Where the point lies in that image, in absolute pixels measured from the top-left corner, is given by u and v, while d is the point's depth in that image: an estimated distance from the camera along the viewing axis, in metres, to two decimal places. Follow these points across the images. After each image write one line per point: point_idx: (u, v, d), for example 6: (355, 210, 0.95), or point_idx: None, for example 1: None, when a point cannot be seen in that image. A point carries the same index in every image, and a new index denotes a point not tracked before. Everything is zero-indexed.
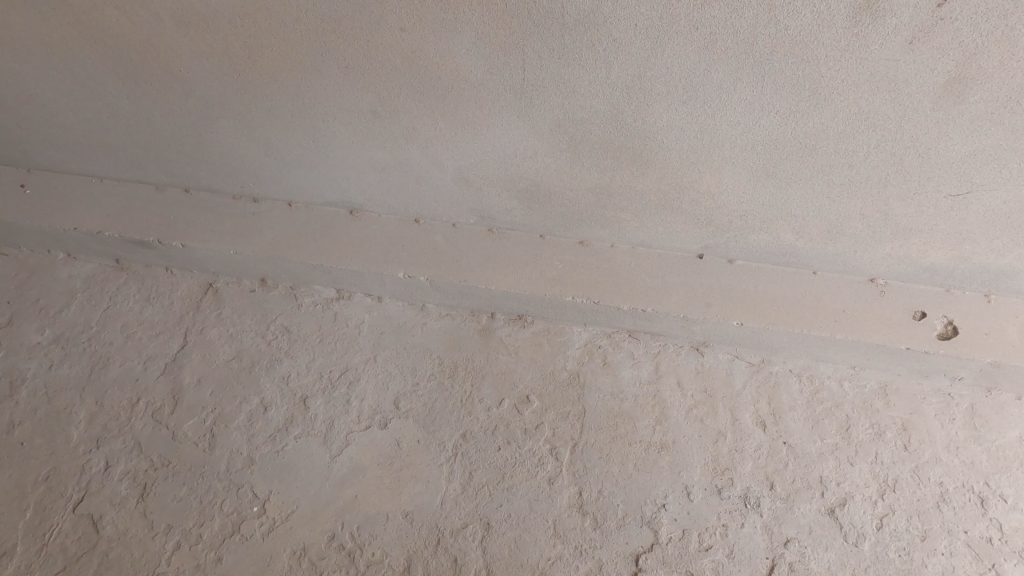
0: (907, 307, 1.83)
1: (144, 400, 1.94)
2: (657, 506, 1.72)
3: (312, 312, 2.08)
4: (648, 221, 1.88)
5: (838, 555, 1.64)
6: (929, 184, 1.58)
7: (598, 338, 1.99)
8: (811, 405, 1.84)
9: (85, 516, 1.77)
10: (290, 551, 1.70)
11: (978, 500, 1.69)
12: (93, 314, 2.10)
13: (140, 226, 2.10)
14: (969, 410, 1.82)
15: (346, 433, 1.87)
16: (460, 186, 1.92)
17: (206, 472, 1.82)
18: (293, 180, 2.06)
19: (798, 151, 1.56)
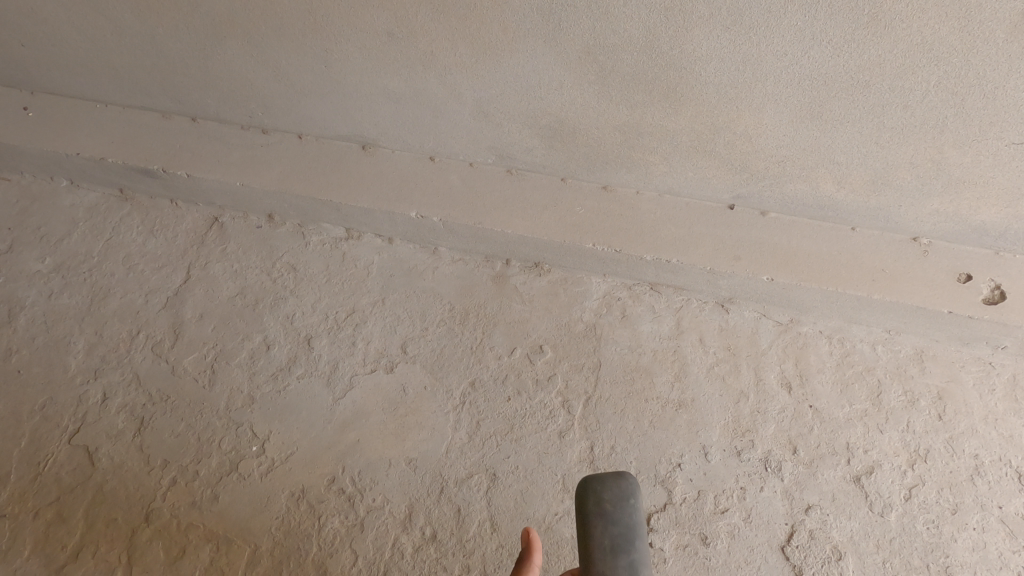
0: (952, 269, 1.71)
1: (144, 333, 1.88)
2: (672, 465, 1.64)
3: (320, 251, 1.99)
4: (678, 165, 1.77)
5: (862, 525, 1.55)
6: (991, 131, 1.45)
7: (618, 290, 1.89)
8: (841, 368, 1.74)
9: (80, 448, 1.71)
10: (289, 492, 1.64)
11: (1016, 475, 1.59)
12: (95, 244, 2.03)
13: (144, 154, 2.02)
14: (1011, 381, 1.71)
15: (351, 375, 1.80)
16: (479, 122, 1.81)
17: (205, 409, 1.75)
18: (303, 111, 1.96)
19: (849, 88, 1.44)
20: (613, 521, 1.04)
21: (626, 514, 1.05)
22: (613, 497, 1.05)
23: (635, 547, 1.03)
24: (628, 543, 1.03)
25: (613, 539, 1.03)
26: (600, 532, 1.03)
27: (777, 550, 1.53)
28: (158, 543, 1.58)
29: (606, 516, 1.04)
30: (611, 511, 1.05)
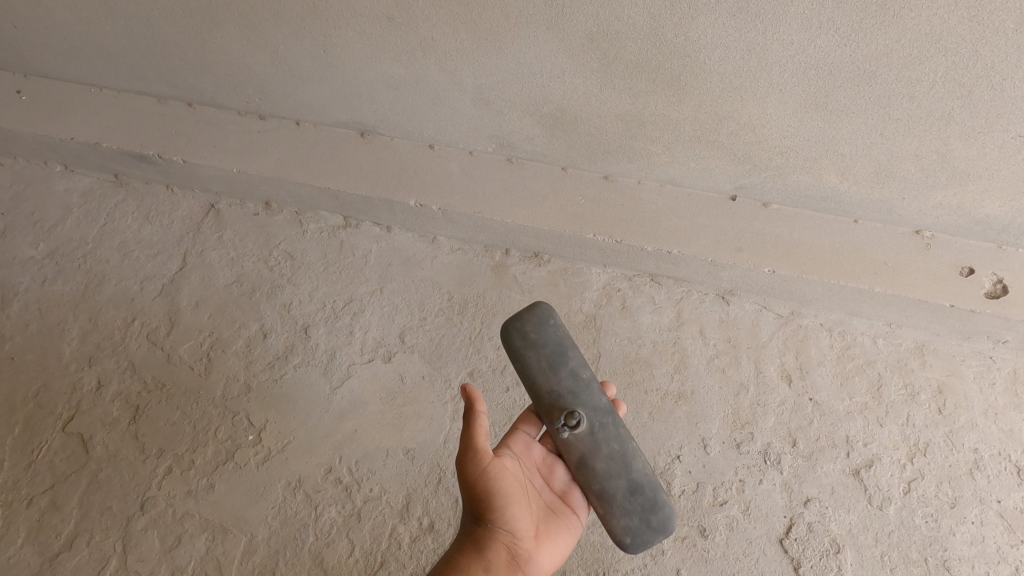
0: (954, 263, 1.70)
1: (139, 320, 1.86)
2: (671, 457, 1.63)
3: (317, 239, 1.98)
4: (680, 155, 1.75)
5: (860, 518, 1.55)
6: (998, 123, 1.44)
7: (618, 281, 1.87)
8: (841, 360, 1.74)
9: (75, 436, 1.69)
10: (286, 482, 1.63)
11: (1015, 469, 1.59)
12: (90, 230, 2.01)
13: (139, 139, 1.99)
14: (1011, 375, 1.70)
15: (349, 364, 1.78)
16: (479, 110, 1.79)
17: (201, 397, 1.74)
18: (301, 97, 1.94)
19: (855, 79, 1.42)
20: (542, 345, 1.22)
21: (551, 332, 1.23)
22: (536, 326, 1.23)
23: (569, 356, 1.22)
24: (562, 353, 1.22)
25: (549, 360, 1.21)
26: (534, 358, 1.21)
27: (775, 543, 1.52)
28: (153, 531, 1.57)
29: (536, 344, 1.22)
30: (538, 336, 1.22)
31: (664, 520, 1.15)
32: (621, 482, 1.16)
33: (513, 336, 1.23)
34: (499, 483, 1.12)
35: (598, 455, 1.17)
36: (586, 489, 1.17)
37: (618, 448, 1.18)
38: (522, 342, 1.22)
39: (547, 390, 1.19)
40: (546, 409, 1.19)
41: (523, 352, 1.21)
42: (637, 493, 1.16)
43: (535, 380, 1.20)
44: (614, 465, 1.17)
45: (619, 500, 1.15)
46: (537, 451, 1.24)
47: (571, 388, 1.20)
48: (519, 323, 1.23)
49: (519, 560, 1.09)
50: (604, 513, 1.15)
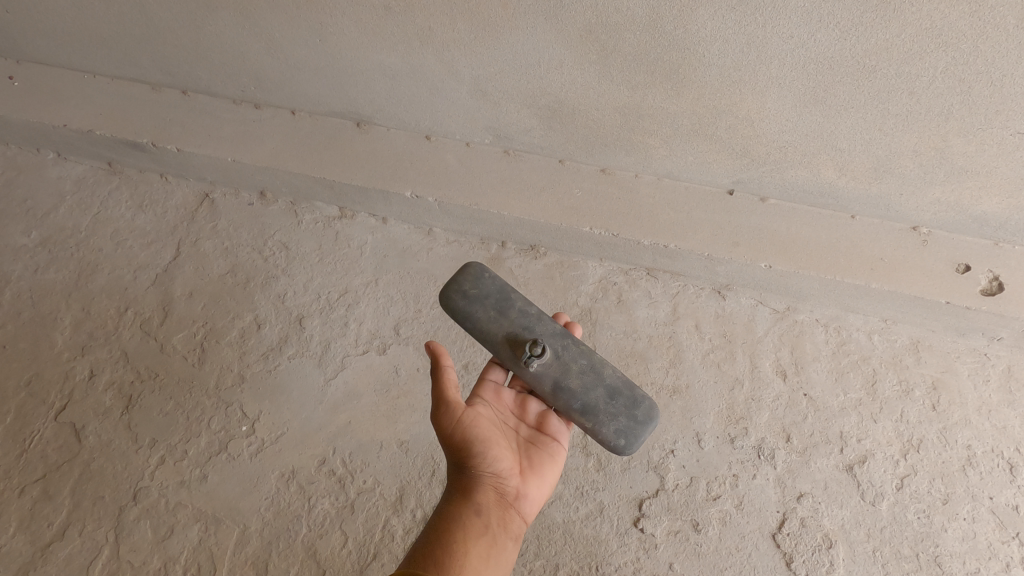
0: (950, 259, 1.70)
1: (132, 310, 1.84)
2: (665, 451, 1.63)
3: (312, 230, 1.97)
4: (678, 149, 1.74)
5: (853, 513, 1.55)
6: (997, 120, 1.43)
7: (614, 275, 1.87)
8: (836, 356, 1.74)
9: (67, 425, 1.69)
10: (279, 473, 1.62)
11: (1007, 466, 1.59)
12: (83, 218, 2.00)
13: (133, 127, 1.97)
14: (1005, 372, 1.70)
15: (343, 355, 1.78)
16: (476, 100, 1.78)
17: (195, 388, 1.73)
18: (297, 86, 1.92)
19: (855, 74, 1.41)
20: (485, 297, 1.26)
21: (489, 280, 1.28)
22: (473, 282, 1.27)
23: (513, 297, 1.27)
24: (506, 296, 1.26)
25: (496, 306, 1.25)
26: (482, 310, 1.25)
27: (768, 537, 1.53)
28: (146, 522, 1.57)
29: (479, 297, 1.26)
30: (477, 288, 1.27)
31: (648, 411, 1.20)
32: (599, 392, 1.21)
33: (452, 295, 1.27)
34: (476, 427, 1.12)
35: (570, 375, 1.21)
36: (568, 409, 1.21)
37: (586, 362, 1.23)
38: (465, 300, 1.26)
39: (502, 331, 1.23)
40: (508, 349, 1.23)
41: (469, 307, 1.25)
42: (616, 395, 1.21)
43: (489, 327, 1.24)
44: (587, 378, 1.22)
45: (601, 408, 1.20)
46: (507, 395, 1.26)
47: (526, 324, 1.24)
48: (456, 285, 1.28)
49: (509, 497, 1.09)
50: (591, 425, 1.19)
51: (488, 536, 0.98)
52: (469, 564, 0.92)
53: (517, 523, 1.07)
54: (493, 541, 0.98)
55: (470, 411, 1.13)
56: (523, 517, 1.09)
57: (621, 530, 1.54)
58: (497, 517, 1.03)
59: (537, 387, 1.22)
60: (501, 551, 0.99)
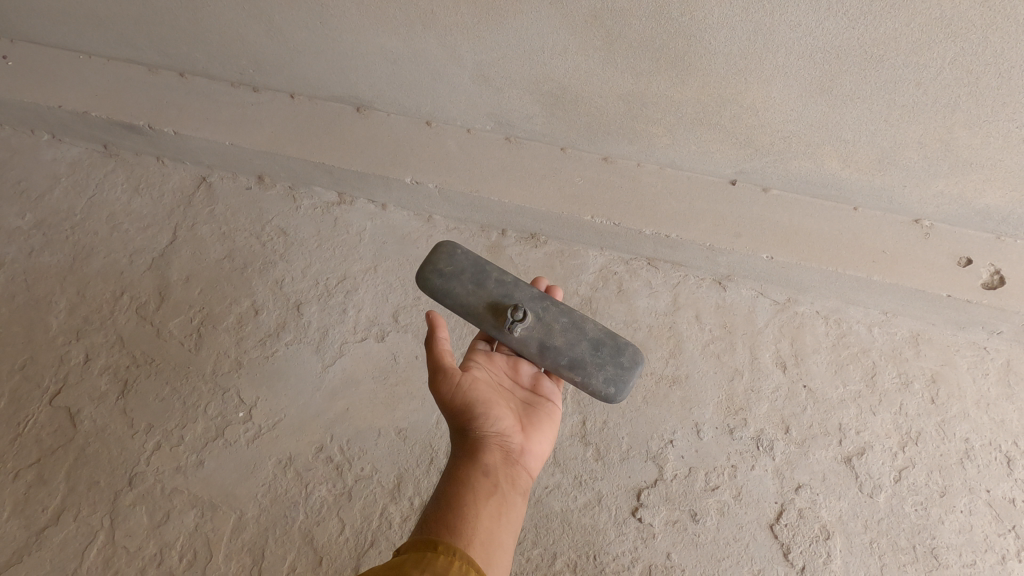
0: (952, 252, 1.70)
1: (128, 294, 1.83)
2: (664, 441, 1.63)
3: (311, 216, 1.95)
4: (681, 138, 1.73)
5: (851, 505, 1.55)
6: (1004, 112, 1.42)
7: (614, 264, 1.86)
8: (836, 348, 1.74)
9: (62, 410, 1.67)
10: (276, 459, 1.61)
11: (1005, 459, 1.59)
12: (78, 201, 1.97)
13: (129, 109, 1.95)
14: (1004, 366, 1.71)
15: (341, 342, 1.77)
16: (478, 86, 1.76)
17: (191, 373, 1.72)
18: (296, 69, 1.89)
19: (862, 63, 1.40)
20: (461, 272, 1.26)
21: (461, 256, 1.28)
22: (447, 260, 1.27)
23: (487, 269, 1.26)
24: (481, 269, 1.26)
25: (473, 281, 1.25)
26: (460, 286, 1.24)
27: (766, 528, 1.53)
28: (141, 507, 1.56)
29: (455, 274, 1.25)
30: (451, 266, 1.26)
31: (633, 357, 1.22)
32: (584, 345, 1.21)
33: (428, 275, 1.26)
34: (474, 390, 1.11)
35: (554, 333, 1.22)
36: (556, 367, 1.21)
37: (567, 320, 1.24)
38: (442, 278, 1.25)
39: (482, 302, 1.23)
40: (490, 319, 1.22)
41: (446, 281, 1.25)
42: (601, 346, 1.22)
43: (469, 301, 1.24)
44: (570, 335, 1.22)
45: (589, 360, 1.21)
46: (499, 359, 1.26)
47: (505, 293, 1.24)
48: (430, 265, 1.27)
49: (514, 453, 1.07)
50: (581, 379, 1.20)
51: (497, 490, 0.97)
52: (482, 516, 0.91)
53: (524, 477, 1.06)
54: (503, 495, 0.97)
55: (467, 376, 1.12)
56: (529, 472, 1.08)
57: (620, 520, 1.54)
58: (505, 473, 1.01)
59: (524, 351, 1.22)
60: (512, 503, 0.97)
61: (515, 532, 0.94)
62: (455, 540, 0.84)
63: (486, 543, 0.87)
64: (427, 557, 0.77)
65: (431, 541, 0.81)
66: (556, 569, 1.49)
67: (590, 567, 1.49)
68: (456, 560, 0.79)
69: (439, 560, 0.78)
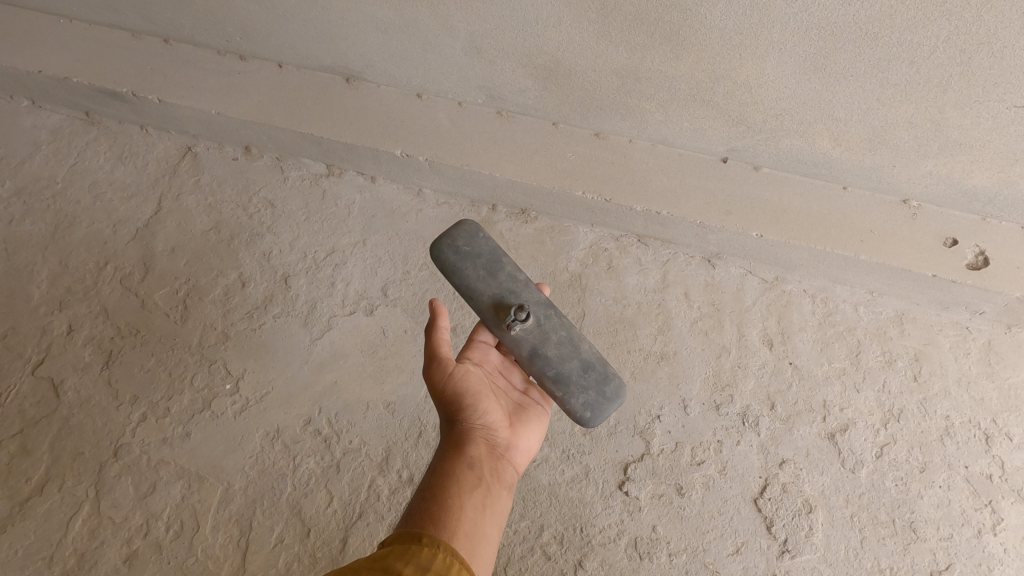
0: (938, 233, 1.71)
1: (112, 265, 1.80)
2: (652, 417, 1.64)
3: (299, 188, 1.92)
4: (674, 114, 1.72)
5: (833, 480, 1.58)
6: (995, 92, 1.44)
7: (604, 241, 1.86)
8: (822, 327, 1.75)
9: (45, 380, 1.65)
10: (263, 432, 1.61)
11: (983, 436, 1.63)
12: (59, 169, 1.93)
13: (112, 76, 1.90)
14: (985, 345, 1.73)
15: (329, 316, 1.75)
16: (470, 58, 1.74)
17: (177, 345, 1.70)
18: (285, 37, 1.86)
19: (857, 41, 1.40)
20: (475, 257, 1.25)
21: (483, 242, 1.27)
22: (467, 240, 1.26)
23: (503, 262, 1.26)
24: (496, 259, 1.26)
25: (486, 267, 1.25)
26: (471, 269, 1.24)
27: (750, 502, 1.55)
28: (127, 478, 1.55)
29: (471, 255, 1.25)
30: (467, 248, 1.26)
31: (617, 390, 1.21)
32: (574, 363, 1.21)
33: (445, 252, 1.26)
34: (466, 382, 1.11)
35: (548, 343, 1.21)
36: (541, 376, 1.20)
37: (565, 334, 1.23)
38: (457, 257, 1.25)
39: (488, 292, 1.23)
40: (492, 311, 1.22)
41: (460, 260, 1.25)
42: (589, 369, 1.21)
43: (477, 285, 1.24)
44: (564, 349, 1.22)
45: (574, 380, 1.20)
46: (494, 356, 1.26)
47: (512, 288, 1.24)
48: (450, 241, 1.27)
49: (500, 449, 1.07)
50: (562, 395, 1.19)
51: (482, 484, 0.97)
52: (467, 509, 0.91)
53: (509, 472, 1.06)
54: (487, 487, 0.98)
55: (460, 370, 1.12)
56: (514, 468, 1.08)
57: (607, 493, 1.56)
58: (490, 467, 1.02)
59: (514, 351, 1.21)
60: (497, 496, 0.98)
61: (498, 527, 0.94)
62: (439, 532, 0.84)
63: (469, 536, 0.87)
64: (412, 549, 0.77)
65: (416, 532, 0.81)
66: (543, 541, 1.51)
67: (577, 539, 1.51)
68: (440, 552, 0.79)
69: (424, 552, 0.77)
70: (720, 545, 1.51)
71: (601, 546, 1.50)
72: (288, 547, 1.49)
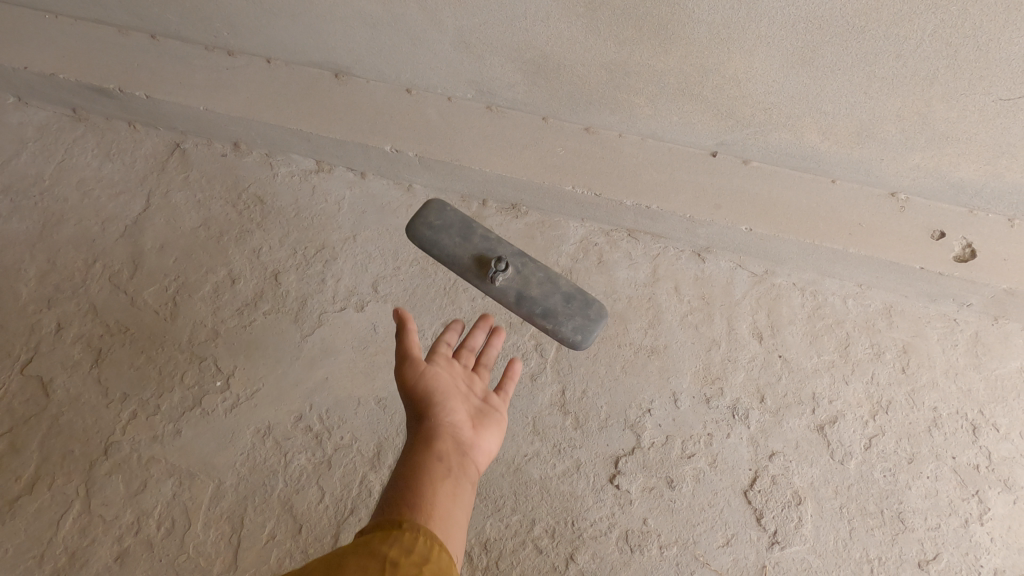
0: (926, 226, 1.72)
1: (100, 263, 1.79)
2: (642, 410, 1.65)
3: (289, 183, 1.92)
4: (663, 109, 1.73)
5: (822, 472, 1.59)
6: (981, 86, 1.45)
7: (595, 235, 1.86)
8: (811, 320, 1.76)
9: (34, 379, 1.64)
10: (255, 429, 1.61)
11: (971, 427, 1.64)
12: (46, 166, 1.92)
13: (98, 72, 1.89)
14: (972, 337, 1.75)
15: (319, 312, 1.75)
16: (459, 53, 1.74)
17: (167, 342, 1.69)
18: (272, 32, 1.85)
19: (844, 34, 1.41)
20: (448, 227, 1.39)
21: (451, 212, 1.41)
22: (436, 214, 1.40)
23: (474, 225, 1.40)
24: (469, 224, 1.40)
25: (461, 233, 1.39)
26: (447, 237, 1.38)
27: (740, 494, 1.56)
28: (118, 477, 1.54)
29: (444, 227, 1.40)
30: (440, 223, 1.41)
31: (600, 310, 1.36)
32: (557, 297, 1.35)
33: (420, 228, 1.40)
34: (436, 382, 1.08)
35: (530, 285, 1.35)
36: (531, 315, 1.35)
37: (543, 274, 1.37)
38: (431, 231, 1.39)
39: (467, 251, 1.37)
40: (475, 268, 1.35)
41: (435, 232, 1.39)
42: (572, 299, 1.35)
43: (456, 250, 1.37)
44: (545, 287, 1.36)
45: (560, 310, 1.35)
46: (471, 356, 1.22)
47: (488, 246, 1.37)
48: (421, 219, 1.40)
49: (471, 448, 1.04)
50: (552, 326, 1.34)
51: (449, 483, 0.94)
52: (432, 508, 0.87)
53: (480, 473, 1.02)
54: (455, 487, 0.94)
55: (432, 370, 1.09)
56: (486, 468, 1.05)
57: (598, 486, 1.56)
58: (459, 467, 0.98)
59: (503, 300, 1.36)
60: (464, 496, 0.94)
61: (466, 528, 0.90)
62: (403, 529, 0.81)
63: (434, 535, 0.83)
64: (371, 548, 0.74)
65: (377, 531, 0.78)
66: (534, 535, 1.51)
67: (568, 533, 1.52)
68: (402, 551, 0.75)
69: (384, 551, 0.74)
70: (711, 537, 1.52)
71: (592, 539, 1.51)
72: (280, 543, 1.49)
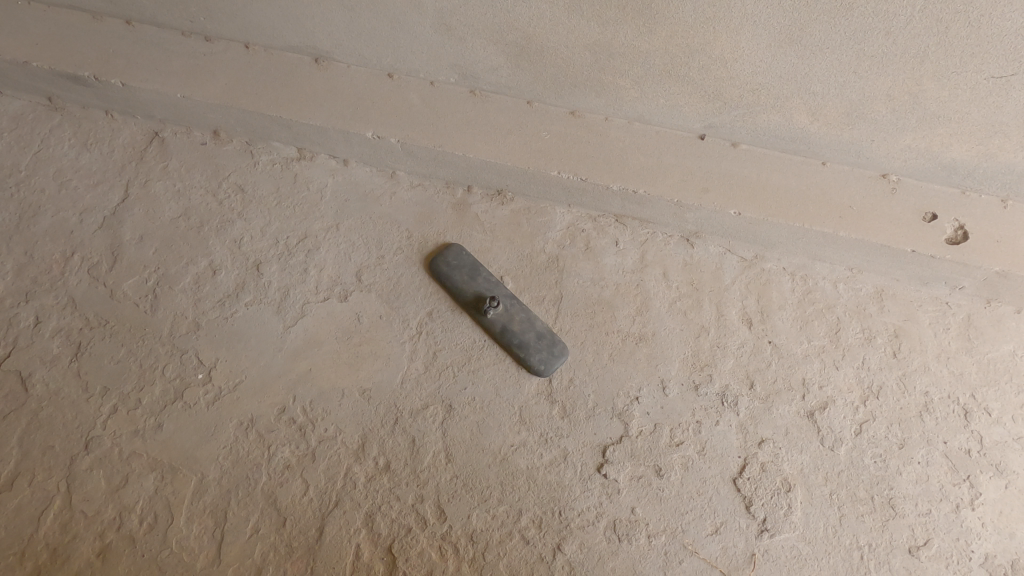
0: (918, 208, 1.70)
1: (79, 255, 1.76)
2: (630, 398, 1.63)
3: (270, 172, 1.88)
4: (650, 91, 1.70)
5: (812, 458, 1.57)
6: (972, 63, 1.43)
7: (582, 221, 1.83)
8: (802, 305, 1.74)
9: (13, 373, 1.62)
10: (237, 422, 1.58)
11: (962, 412, 1.62)
12: (23, 157, 1.88)
13: (73, 59, 1.85)
14: (965, 320, 1.72)
15: (302, 302, 1.72)
16: (440, 35, 1.71)
17: (148, 335, 1.67)
18: (250, 16, 1.81)
19: (831, 11, 1.39)
20: (460, 264, 1.74)
21: (465, 256, 1.76)
22: (454, 254, 1.75)
23: (482, 272, 1.73)
24: (476, 275, 1.73)
25: (469, 273, 1.73)
26: (456, 276, 1.73)
27: (729, 482, 1.54)
28: (98, 472, 1.52)
29: (458, 265, 1.74)
30: (455, 259, 1.75)
31: (561, 349, 1.65)
32: (531, 333, 1.66)
33: (433, 270, 1.74)
34: None
35: (513, 321, 1.67)
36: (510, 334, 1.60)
37: (525, 314, 1.69)
38: (447, 265, 1.74)
39: (470, 290, 1.71)
40: (472, 305, 1.69)
41: (449, 270, 1.73)
42: (543, 337, 1.66)
43: (462, 286, 1.72)
44: (523, 323, 1.67)
45: (532, 344, 1.65)
46: None
47: (488, 287, 1.72)
48: (442, 256, 1.75)
49: None
50: (522, 354, 1.64)
51: None
52: None
53: None
54: None
55: None
56: None
57: (585, 476, 1.54)
58: None
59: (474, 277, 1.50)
60: None
61: None
62: None
63: None
64: None
65: None
66: (521, 525, 1.49)
67: (555, 523, 1.50)
68: None
69: None
70: (699, 525, 1.50)
71: (579, 529, 1.49)
72: (264, 537, 1.47)
